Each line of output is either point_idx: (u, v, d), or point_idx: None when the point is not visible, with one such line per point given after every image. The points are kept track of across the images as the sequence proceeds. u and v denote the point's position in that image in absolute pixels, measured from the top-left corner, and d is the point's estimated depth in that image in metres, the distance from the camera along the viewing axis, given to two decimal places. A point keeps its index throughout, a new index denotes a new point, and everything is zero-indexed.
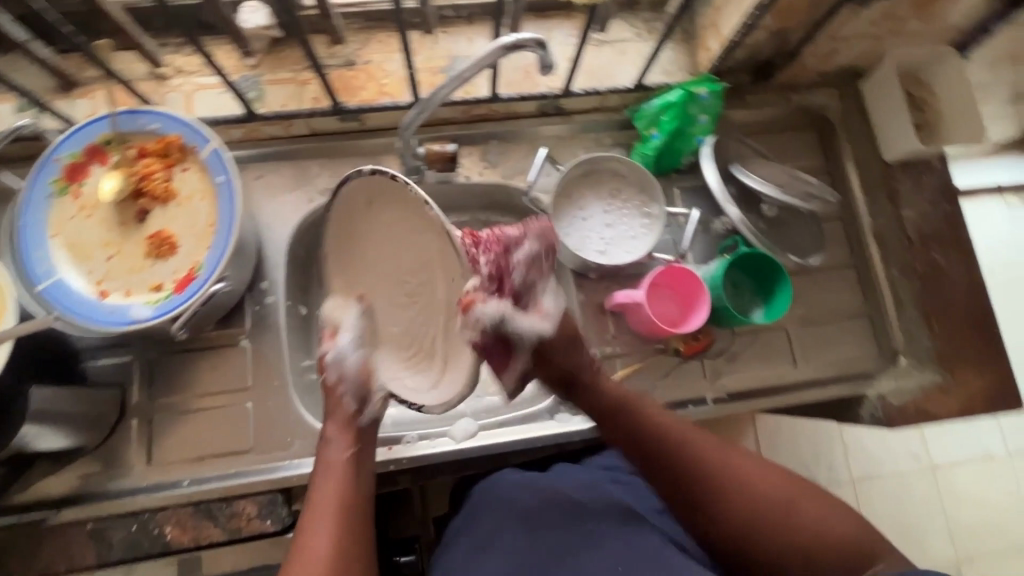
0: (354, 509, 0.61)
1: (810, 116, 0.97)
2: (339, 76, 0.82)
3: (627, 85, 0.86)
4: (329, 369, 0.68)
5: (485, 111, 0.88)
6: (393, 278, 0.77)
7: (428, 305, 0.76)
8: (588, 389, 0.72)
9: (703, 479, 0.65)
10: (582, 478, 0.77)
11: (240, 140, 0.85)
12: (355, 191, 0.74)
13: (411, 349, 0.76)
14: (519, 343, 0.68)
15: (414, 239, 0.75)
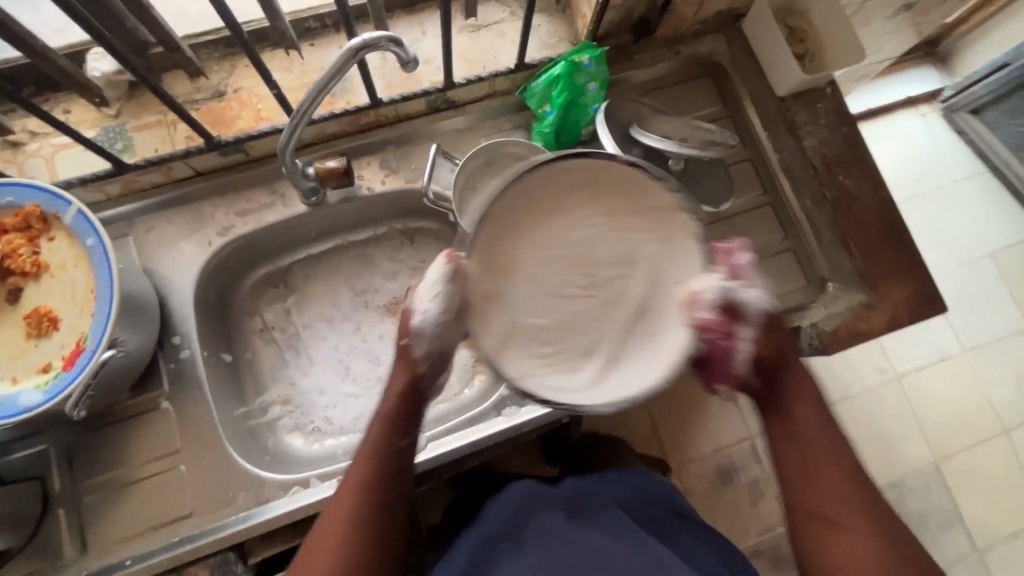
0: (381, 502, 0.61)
1: (701, 64, 0.97)
2: (208, 110, 0.78)
3: (509, 66, 0.84)
4: (414, 334, 0.61)
5: (373, 117, 0.85)
6: (556, 268, 0.59)
7: (608, 306, 0.60)
8: (793, 377, 0.63)
9: (803, 500, 0.60)
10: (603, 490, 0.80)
11: (120, 195, 0.80)
12: (568, 170, 0.58)
13: (551, 349, 0.58)
14: (746, 314, 0.59)
15: (621, 239, 0.60)
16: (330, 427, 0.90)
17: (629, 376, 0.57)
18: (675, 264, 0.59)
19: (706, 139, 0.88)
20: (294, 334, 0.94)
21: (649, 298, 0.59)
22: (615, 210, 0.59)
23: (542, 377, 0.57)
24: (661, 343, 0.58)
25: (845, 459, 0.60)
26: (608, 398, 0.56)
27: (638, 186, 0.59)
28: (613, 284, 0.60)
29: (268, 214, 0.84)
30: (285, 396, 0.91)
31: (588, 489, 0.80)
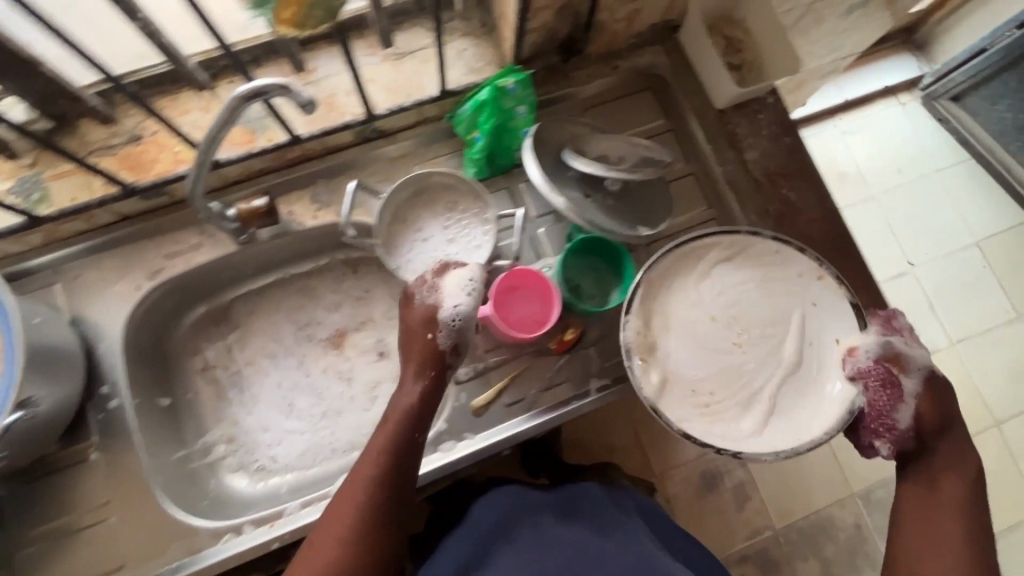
0: (378, 502, 0.67)
1: (641, 78, 0.95)
2: (126, 154, 0.77)
3: (433, 94, 0.82)
4: (442, 326, 0.74)
5: (300, 152, 0.83)
6: (722, 330, 0.77)
7: (764, 358, 0.76)
8: (945, 449, 0.73)
9: (924, 563, 0.68)
10: (579, 511, 0.84)
11: (43, 244, 0.80)
12: (719, 248, 0.79)
13: (712, 396, 0.75)
14: (908, 382, 0.73)
15: (767, 303, 0.78)
16: (275, 465, 0.89)
17: (786, 425, 0.74)
18: (816, 323, 0.77)
19: (643, 158, 0.86)
20: (237, 371, 0.92)
21: (798, 355, 0.76)
22: (754, 279, 0.79)
23: (711, 421, 0.74)
24: (818, 394, 0.75)
25: (973, 541, 0.68)
26: (773, 441, 0.73)
27: (773, 258, 0.79)
28: (764, 339, 0.77)
29: (197, 255, 0.83)
30: (229, 435, 0.90)
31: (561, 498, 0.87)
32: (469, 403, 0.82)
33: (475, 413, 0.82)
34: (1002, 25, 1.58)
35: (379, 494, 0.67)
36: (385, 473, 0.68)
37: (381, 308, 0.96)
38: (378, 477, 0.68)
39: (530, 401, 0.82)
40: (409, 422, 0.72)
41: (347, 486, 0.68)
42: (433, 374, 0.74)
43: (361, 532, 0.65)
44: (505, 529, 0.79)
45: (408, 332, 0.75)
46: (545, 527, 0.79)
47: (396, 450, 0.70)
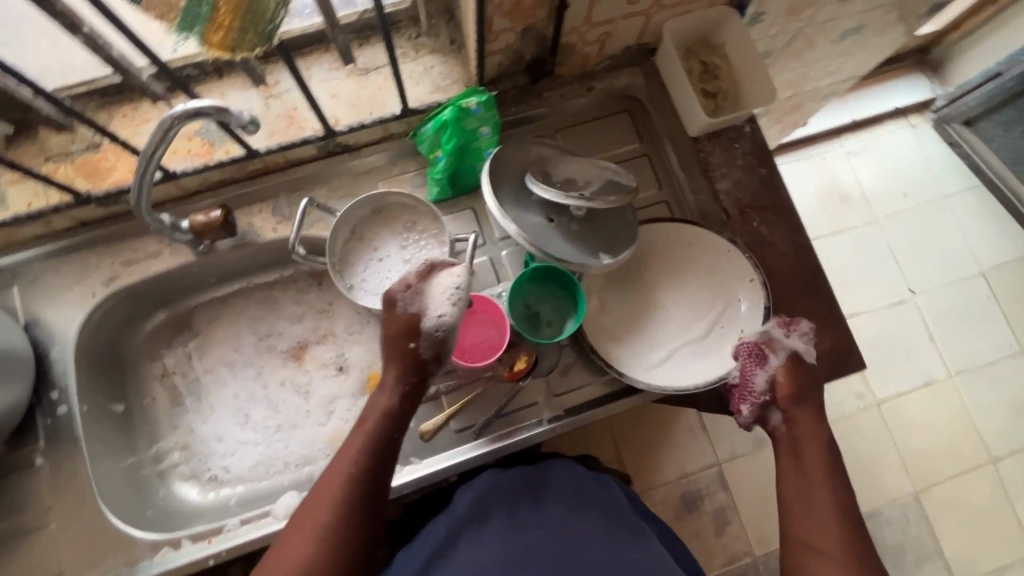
0: (349, 521, 0.64)
1: (616, 100, 0.93)
2: (84, 162, 0.77)
3: (395, 112, 0.81)
4: (424, 335, 0.71)
5: (261, 165, 0.83)
6: (647, 291, 0.86)
7: (677, 321, 0.85)
8: (804, 416, 0.76)
9: (798, 532, 0.70)
10: (556, 493, 0.81)
11: (4, 247, 0.80)
12: (680, 229, 0.86)
13: (619, 339, 0.83)
14: (776, 357, 0.78)
15: (700, 289, 0.86)
16: (227, 476, 0.89)
17: (668, 373, 0.82)
18: (739, 317, 0.83)
19: (609, 182, 0.82)
20: (195, 379, 0.92)
21: (706, 332, 0.84)
22: (697, 270, 0.86)
23: (608, 351, 0.82)
24: (706, 363, 0.82)
25: (842, 506, 0.70)
26: (652, 377, 0.81)
27: (727, 258, 0.84)
28: (685, 312, 0.85)
29: (154, 264, 0.83)
30: (183, 442, 0.90)
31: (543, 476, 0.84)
32: (418, 427, 0.80)
33: (424, 437, 0.79)
34: (1018, 50, 1.53)
35: (351, 512, 0.65)
36: (358, 491, 0.66)
37: (343, 322, 0.96)
38: (350, 496, 0.65)
39: (481, 428, 0.81)
40: (384, 436, 0.70)
41: (312, 511, 0.64)
42: (413, 382, 0.72)
43: (335, 534, 0.63)
44: (475, 520, 0.76)
45: (389, 336, 0.72)
46: (522, 518, 0.76)
47: (370, 466, 0.68)
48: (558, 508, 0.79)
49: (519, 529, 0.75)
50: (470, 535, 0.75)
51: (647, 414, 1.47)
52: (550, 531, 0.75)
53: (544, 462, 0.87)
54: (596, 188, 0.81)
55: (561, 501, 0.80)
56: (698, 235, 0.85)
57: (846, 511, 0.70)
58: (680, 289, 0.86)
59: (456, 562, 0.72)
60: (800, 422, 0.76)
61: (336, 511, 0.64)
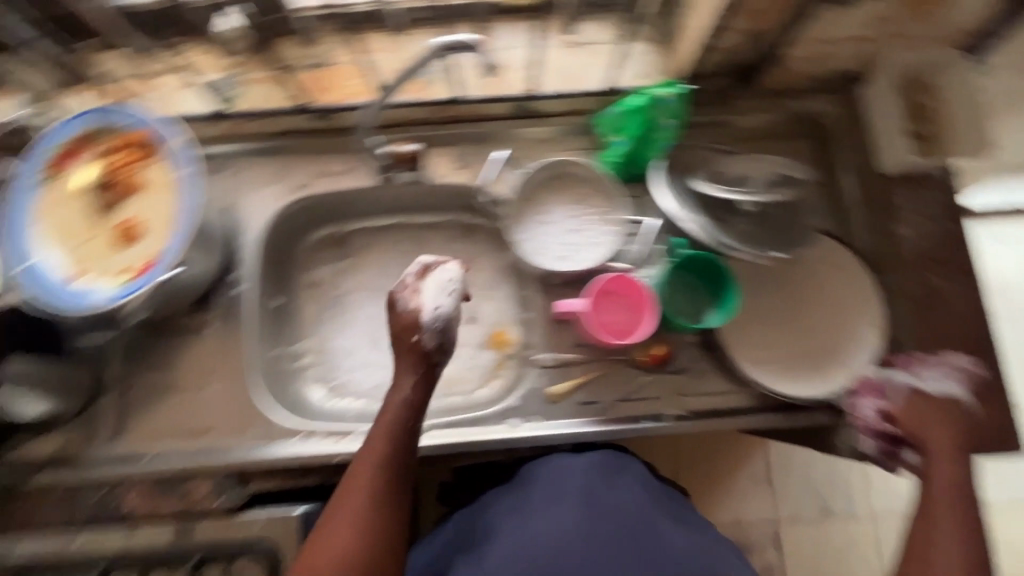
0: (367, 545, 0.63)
1: (803, 122, 0.91)
2: (309, 78, 0.84)
3: (600, 89, 0.85)
4: (426, 328, 0.74)
5: (456, 112, 0.89)
6: (774, 293, 0.86)
7: (800, 331, 0.84)
8: (936, 452, 0.66)
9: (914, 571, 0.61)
10: (622, 487, 0.78)
11: (222, 137, 0.89)
12: (827, 249, 0.85)
13: (736, 329, 0.83)
14: (893, 389, 0.72)
15: (831, 311, 0.84)
16: (350, 388, 0.96)
17: (774, 374, 0.81)
18: (851, 348, 0.82)
19: (779, 178, 0.83)
20: (339, 295, 0.99)
21: (825, 353, 0.82)
22: (828, 291, 0.84)
23: (726, 333, 0.82)
24: (818, 379, 0.81)
25: (967, 559, 0.60)
26: (758, 373, 0.80)
27: (863, 295, 0.83)
28: (810, 325, 0.84)
29: (339, 181, 0.90)
30: (319, 348, 0.97)
31: (612, 463, 0.81)
32: (546, 389, 0.83)
33: (550, 399, 0.83)
34: None
35: (369, 534, 0.64)
36: (372, 514, 0.65)
37: (481, 277, 1.01)
38: (362, 522, 0.64)
39: (603, 406, 0.82)
40: (393, 451, 0.68)
41: (331, 533, 0.64)
42: (420, 373, 0.73)
43: (370, 523, 0.64)
44: (540, 489, 0.78)
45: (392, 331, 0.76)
46: (586, 502, 0.75)
47: (382, 484, 0.66)
48: (626, 488, 0.78)
49: (579, 513, 0.74)
50: (532, 504, 0.76)
51: (722, 446, 1.41)
52: (613, 510, 0.75)
53: (613, 452, 0.83)
54: (771, 187, 0.82)
55: (631, 483, 0.79)
56: (823, 253, 0.85)
57: (975, 557, 0.60)
58: (811, 301, 0.85)
59: (516, 526, 0.74)
60: (928, 456, 0.66)
61: (368, 503, 0.65)
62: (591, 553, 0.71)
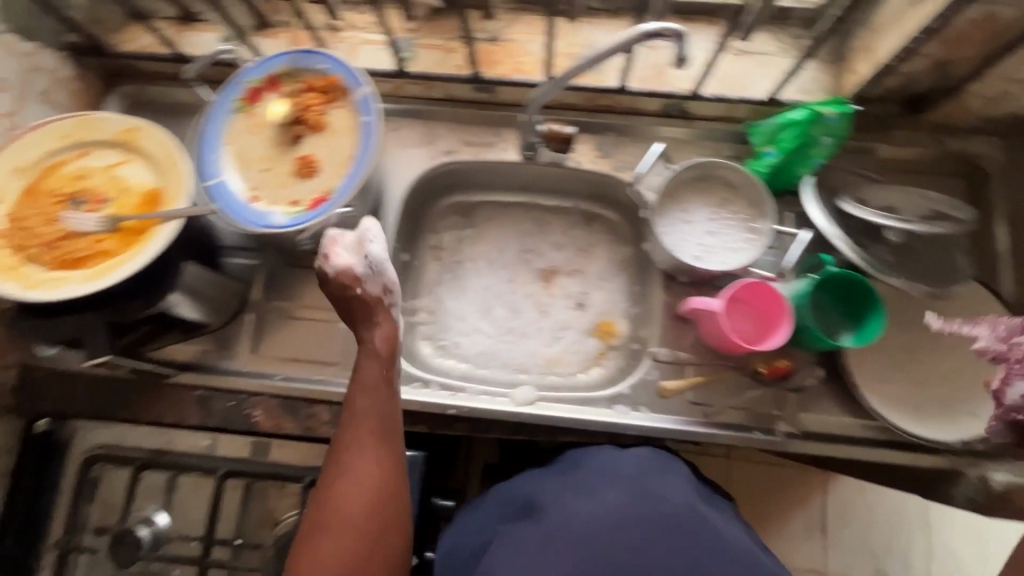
0: (367, 488, 0.66)
1: (960, 162, 0.89)
2: (482, 50, 0.89)
3: (760, 97, 0.86)
4: (361, 279, 0.74)
5: (609, 102, 0.91)
6: (907, 329, 0.84)
7: (930, 371, 0.82)
8: None
9: None
10: (675, 487, 0.73)
11: (385, 95, 0.94)
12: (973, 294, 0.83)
13: (863, 358, 0.82)
14: None
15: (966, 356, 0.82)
16: (456, 351, 0.99)
17: (898, 411, 0.80)
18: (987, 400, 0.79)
19: (934, 212, 0.82)
20: (458, 262, 1.03)
21: (956, 397, 0.80)
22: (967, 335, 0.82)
23: (853, 358, 0.82)
24: (947, 423, 0.79)
25: None
26: (883, 408, 0.79)
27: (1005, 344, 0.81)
28: (943, 367, 0.82)
29: (486, 152, 0.94)
30: (432, 308, 1.01)
31: (664, 467, 0.76)
32: (659, 383, 0.84)
33: (660, 394, 0.83)
34: None
35: (364, 483, 0.66)
36: (361, 464, 0.68)
37: (596, 267, 1.02)
38: (351, 473, 0.67)
39: (714, 410, 0.82)
40: (370, 403, 0.71)
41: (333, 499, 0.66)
42: (377, 318, 0.75)
43: (369, 478, 0.67)
44: (592, 473, 0.74)
45: (329, 292, 0.75)
46: (637, 490, 0.71)
47: (364, 435, 0.69)
48: (678, 487, 0.73)
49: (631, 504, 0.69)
50: (580, 486, 0.72)
51: (782, 482, 1.34)
52: (660, 501, 0.70)
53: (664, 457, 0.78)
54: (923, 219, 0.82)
55: (685, 484, 0.74)
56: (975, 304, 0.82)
57: None
58: (945, 342, 0.83)
59: (567, 507, 0.70)
60: None
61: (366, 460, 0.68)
62: (630, 541, 0.66)
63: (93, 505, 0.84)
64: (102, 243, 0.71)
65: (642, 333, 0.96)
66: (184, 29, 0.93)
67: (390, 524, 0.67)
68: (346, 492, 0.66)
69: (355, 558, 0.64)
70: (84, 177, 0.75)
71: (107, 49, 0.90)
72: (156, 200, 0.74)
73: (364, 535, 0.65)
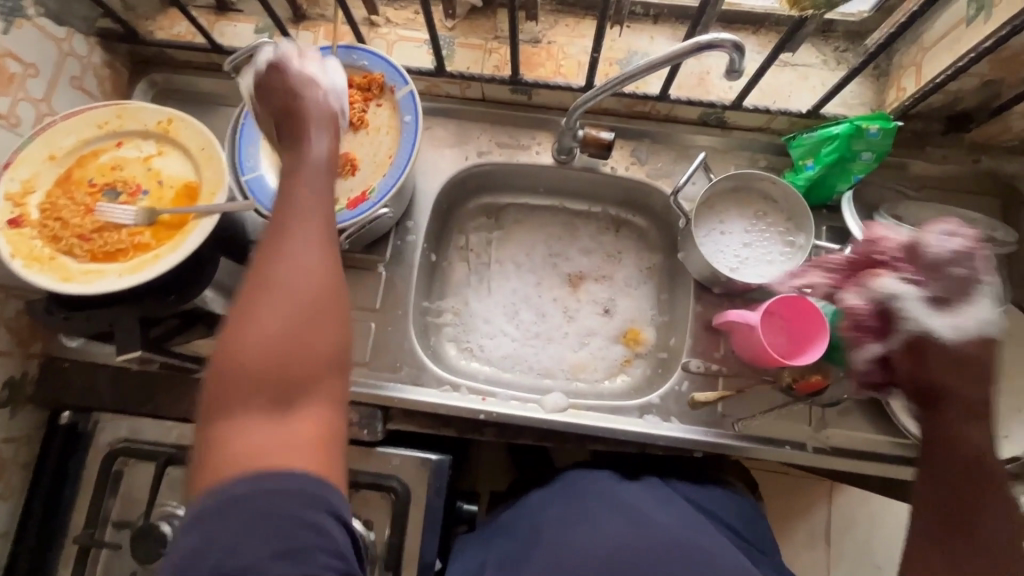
0: (302, 287, 0.49)
1: (995, 182, 0.89)
2: (523, 51, 0.89)
3: (800, 110, 0.85)
4: (313, 91, 0.59)
5: (647, 109, 0.91)
6: None
7: None
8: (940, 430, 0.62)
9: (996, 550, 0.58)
10: (672, 517, 0.72)
11: (420, 92, 0.93)
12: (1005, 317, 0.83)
13: None
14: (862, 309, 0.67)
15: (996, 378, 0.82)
16: (481, 353, 0.99)
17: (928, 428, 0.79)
18: (1015, 421, 0.80)
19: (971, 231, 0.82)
20: (485, 263, 1.03)
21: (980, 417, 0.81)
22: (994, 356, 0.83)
23: None
24: None
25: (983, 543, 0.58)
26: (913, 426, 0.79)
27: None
28: None
29: (520, 154, 0.93)
30: (458, 309, 1.00)
31: (657, 494, 0.77)
32: (690, 394, 0.83)
33: (691, 404, 0.83)
34: None
35: (300, 279, 0.49)
36: (293, 241, 0.51)
37: (624, 273, 1.02)
38: (281, 252, 0.50)
39: (744, 422, 0.82)
40: (304, 180, 0.54)
41: (256, 296, 0.49)
42: (327, 112, 0.59)
43: (304, 276, 0.49)
44: (593, 500, 0.75)
45: (263, 92, 0.60)
46: (630, 516, 0.72)
47: (295, 206, 0.51)
48: (674, 515, 0.73)
49: (624, 529, 0.70)
50: (580, 514, 0.73)
51: (788, 492, 1.34)
52: (658, 526, 0.70)
53: (658, 482, 0.79)
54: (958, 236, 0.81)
55: (684, 513, 0.74)
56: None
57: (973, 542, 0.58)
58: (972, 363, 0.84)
59: (567, 538, 0.70)
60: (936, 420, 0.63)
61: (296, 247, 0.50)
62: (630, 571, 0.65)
63: (116, 498, 0.82)
64: (138, 236, 0.70)
65: (670, 342, 0.96)
66: (218, 18, 0.91)
67: (332, 311, 0.50)
68: (272, 275, 0.49)
69: (280, 361, 0.47)
70: (119, 168, 0.73)
71: (142, 36, 0.88)
72: (193, 193, 0.72)
73: (298, 320, 0.48)
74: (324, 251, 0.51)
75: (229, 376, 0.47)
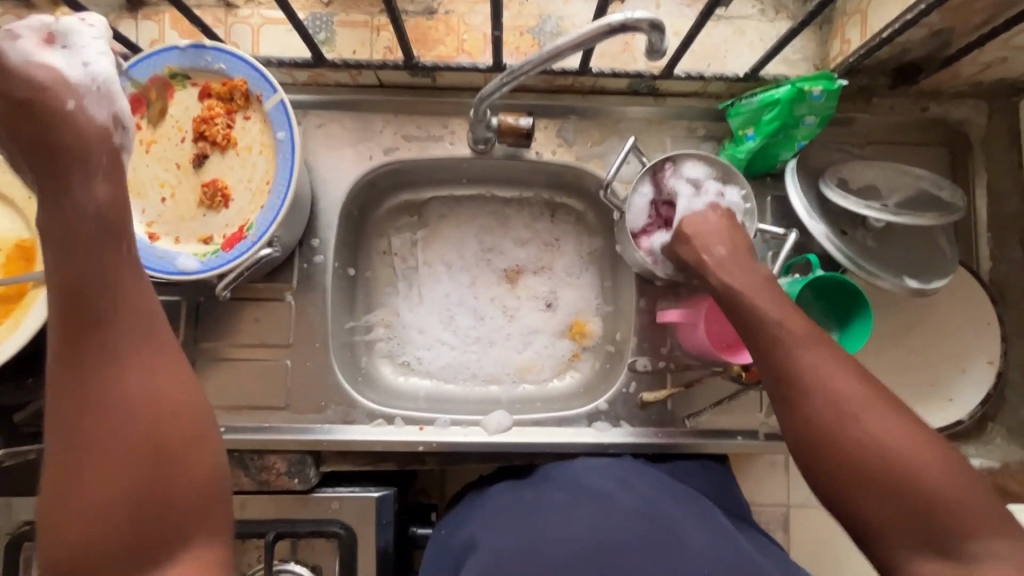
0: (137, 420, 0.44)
1: (946, 131, 0.82)
2: (416, 25, 0.76)
3: (737, 74, 0.77)
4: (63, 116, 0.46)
5: (569, 82, 0.80)
6: (887, 320, 0.82)
7: (903, 360, 0.81)
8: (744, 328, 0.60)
9: (841, 398, 0.52)
10: (645, 494, 0.65)
11: (306, 84, 0.80)
12: (953, 280, 0.80)
13: None
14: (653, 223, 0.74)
15: (941, 341, 0.80)
16: (420, 366, 0.91)
17: None
18: (960, 383, 0.79)
19: (921, 194, 0.75)
20: (412, 267, 0.93)
21: (930, 386, 0.80)
22: (942, 321, 0.81)
23: None
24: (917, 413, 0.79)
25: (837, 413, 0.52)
26: None
27: (984, 329, 0.79)
28: (919, 354, 0.81)
29: (431, 147, 0.81)
30: (388, 321, 0.92)
31: (620, 474, 0.69)
32: (639, 395, 0.80)
33: (641, 404, 0.80)
34: None
35: (130, 409, 0.44)
36: (115, 364, 0.44)
37: (564, 262, 0.94)
38: (106, 389, 0.43)
39: (693, 416, 0.80)
40: (123, 271, 0.45)
41: (82, 435, 0.43)
42: (99, 161, 0.46)
43: (136, 402, 0.44)
44: (558, 487, 0.68)
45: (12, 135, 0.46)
46: (605, 500, 0.63)
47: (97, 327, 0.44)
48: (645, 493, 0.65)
49: (594, 512, 0.61)
50: (543, 504, 0.65)
51: None
52: (629, 506, 0.62)
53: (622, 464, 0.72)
54: (907, 202, 0.75)
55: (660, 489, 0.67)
56: (951, 285, 0.80)
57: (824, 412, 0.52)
58: (920, 328, 0.81)
59: (536, 527, 0.61)
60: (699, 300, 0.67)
61: (116, 370, 0.44)
62: (616, 561, 0.55)
63: None
64: None
65: (616, 336, 0.90)
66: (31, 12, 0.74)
67: (195, 435, 0.46)
68: (95, 411, 0.43)
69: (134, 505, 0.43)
70: None
71: None
72: (29, 255, 0.62)
73: (154, 449, 0.44)
74: (157, 370, 0.45)
75: (85, 536, 0.42)
